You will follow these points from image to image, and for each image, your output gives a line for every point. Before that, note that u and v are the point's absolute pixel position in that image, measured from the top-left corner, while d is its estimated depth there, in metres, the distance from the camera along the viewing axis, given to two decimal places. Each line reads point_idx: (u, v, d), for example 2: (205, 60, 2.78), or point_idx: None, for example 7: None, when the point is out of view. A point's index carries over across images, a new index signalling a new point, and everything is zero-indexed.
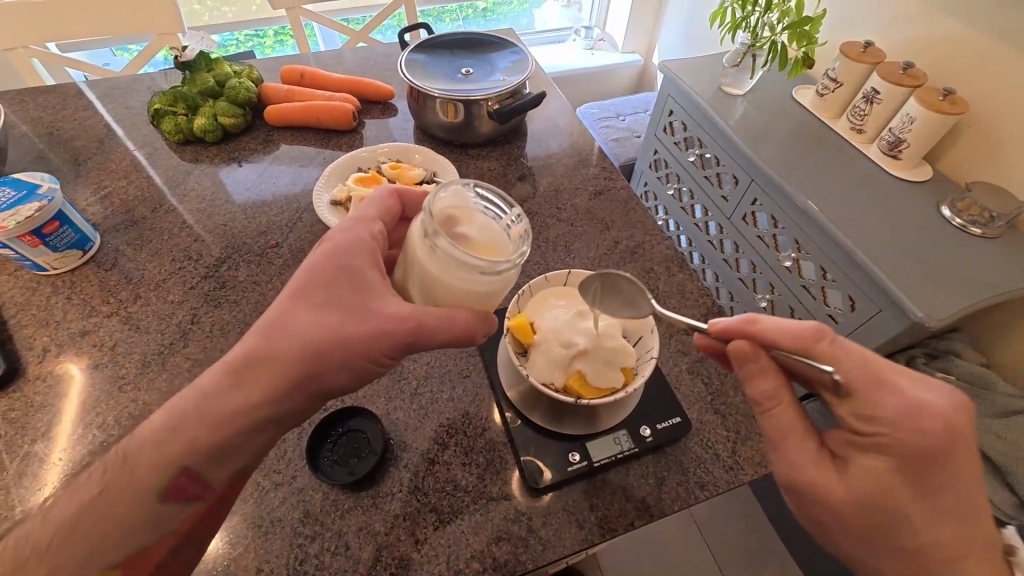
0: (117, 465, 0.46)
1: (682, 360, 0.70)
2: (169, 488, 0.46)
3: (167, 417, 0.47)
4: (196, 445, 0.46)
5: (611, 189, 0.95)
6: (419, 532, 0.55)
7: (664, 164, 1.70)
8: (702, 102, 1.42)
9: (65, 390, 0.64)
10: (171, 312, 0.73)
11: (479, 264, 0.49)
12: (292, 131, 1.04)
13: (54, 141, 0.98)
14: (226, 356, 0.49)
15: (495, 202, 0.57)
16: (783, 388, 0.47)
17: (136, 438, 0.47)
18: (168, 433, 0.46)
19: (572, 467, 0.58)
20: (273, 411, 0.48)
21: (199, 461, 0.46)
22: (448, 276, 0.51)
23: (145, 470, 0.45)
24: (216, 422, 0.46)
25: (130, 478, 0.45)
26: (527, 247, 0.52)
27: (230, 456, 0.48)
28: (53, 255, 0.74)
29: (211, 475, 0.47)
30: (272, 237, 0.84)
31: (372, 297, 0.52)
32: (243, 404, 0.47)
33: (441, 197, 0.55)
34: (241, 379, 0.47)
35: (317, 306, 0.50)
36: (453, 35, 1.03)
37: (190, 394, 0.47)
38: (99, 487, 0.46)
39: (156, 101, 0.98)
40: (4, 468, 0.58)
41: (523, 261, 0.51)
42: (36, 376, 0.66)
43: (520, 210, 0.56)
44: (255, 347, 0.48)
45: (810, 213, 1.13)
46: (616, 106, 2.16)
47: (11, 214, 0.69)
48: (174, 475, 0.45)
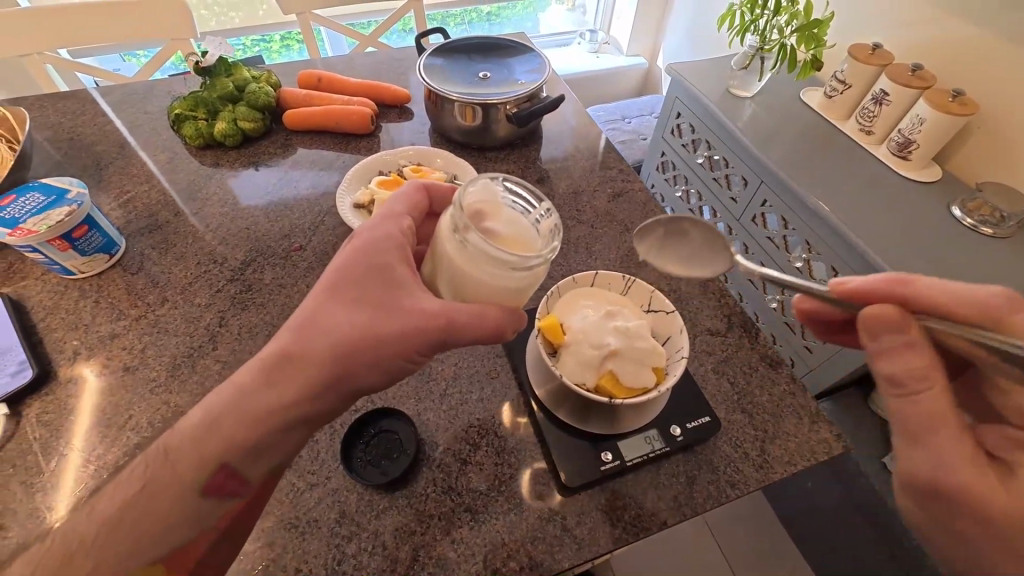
0: (158, 460, 0.47)
1: (707, 359, 0.71)
2: (209, 484, 0.46)
3: (203, 416, 0.48)
4: (233, 441, 0.46)
5: (629, 191, 0.96)
6: (455, 531, 0.55)
7: (671, 166, 1.71)
8: (711, 104, 1.43)
9: (77, 396, 0.65)
10: (199, 315, 0.73)
11: (509, 259, 0.48)
12: (310, 134, 1.05)
13: (75, 146, 0.99)
14: (260, 354, 0.49)
15: (524, 196, 0.56)
16: (933, 367, 0.45)
17: (175, 435, 0.47)
18: (206, 430, 0.47)
19: (604, 467, 0.59)
20: (310, 409, 0.49)
21: (237, 458, 0.47)
22: (478, 272, 0.50)
23: (187, 465, 0.46)
24: (252, 419, 0.47)
25: (171, 474, 0.46)
26: (558, 242, 0.51)
27: (268, 452, 0.48)
28: (81, 258, 0.75)
29: (250, 471, 0.48)
30: (296, 240, 0.84)
31: (402, 292, 0.50)
32: (277, 404, 0.47)
33: (471, 191, 0.53)
34: (275, 377, 0.47)
35: (348, 303, 0.49)
36: (469, 40, 1.04)
37: (226, 391, 0.48)
38: (140, 482, 0.46)
39: (176, 106, 0.98)
40: (39, 469, 0.59)
41: (553, 256, 0.50)
42: (68, 378, 0.66)
43: (550, 204, 0.54)
44: (287, 345, 0.48)
45: (822, 212, 1.14)
46: (622, 109, 2.17)
47: (42, 218, 0.69)
48: (212, 471, 0.46)
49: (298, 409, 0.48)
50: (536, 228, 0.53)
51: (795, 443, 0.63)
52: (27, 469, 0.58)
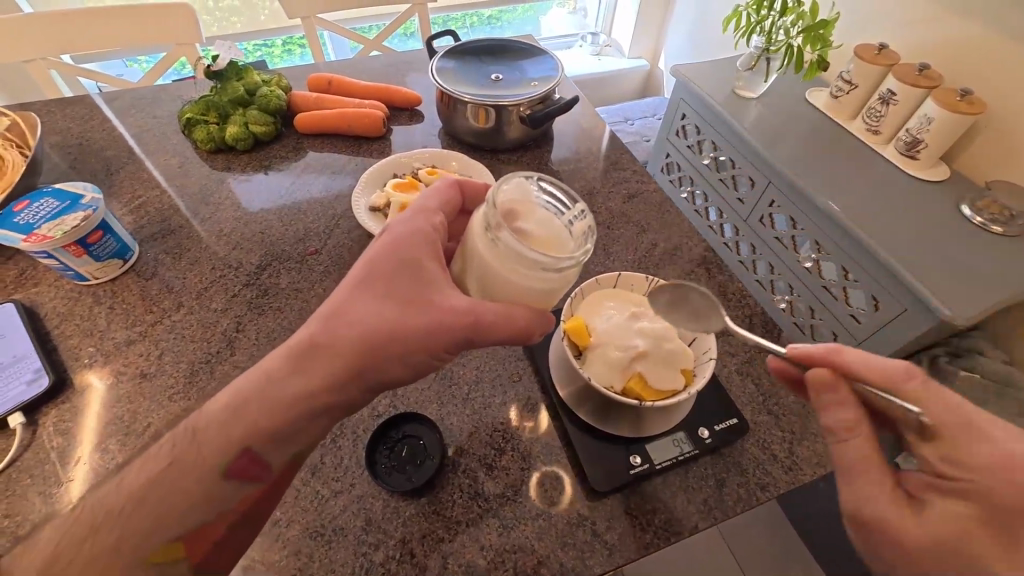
0: (186, 439, 0.47)
1: (731, 360, 0.70)
2: (231, 467, 0.45)
3: (233, 396, 0.48)
4: (253, 429, 0.46)
5: (644, 192, 0.96)
6: (482, 537, 0.54)
7: (677, 167, 1.71)
8: (716, 104, 1.43)
9: (87, 401, 0.64)
10: (215, 320, 0.72)
11: (541, 260, 0.46)
12: (321, 138, 1.04)
13: (85, 151, 0.98)
14: (289, 342, 0.48)
15: (559, 197, 0.54)
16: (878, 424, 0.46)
17: (203, 417, 0.47)
18: (232, 414, 0.46)
19: (634, 470, 0.58)
20: (334, 401, 0.48)
21: (260, 441, 0.46)
22: (508, 271, 0.49)
23: (213, 445, 0.46)
24: (274, 406, 0.46)
25: (196, 453, 0.46)
26: (592, 244, 0.49)
27: (291, 441, 0.48)
28: (95, 264, 0.74)
29: (271, 456, 0.47)
30: (311, 244, 0.84)
31: (431, 289, 0.49)
32: (307, 387, 0.46)
33: (506, 188, 0.52)
34: (303, 364, 0.47)
35: (377, 297, 0.48)
36: (479, 42, 1.04)
37: (255, 375, 0.48)
38: (168, 459, 0.46)
39: (187, 110, 0.98)
40: (57, 479, 0.57)
41: (586, 258, 0.48)
42: (82, 386, 0.65)
43: (585, 206, 0.53)
44: (316, 333, 0.47)
45: (831, 212, 1.13)
46: (625, 111, 2.18)
47: (57, 224, 0.69)
48: (236, 454, 0.45)
49: (321, 398, 0.47)
50: (569, 230, 0.52)
51: (822, 444, 0.62)
52: (46, 479, 0.57)
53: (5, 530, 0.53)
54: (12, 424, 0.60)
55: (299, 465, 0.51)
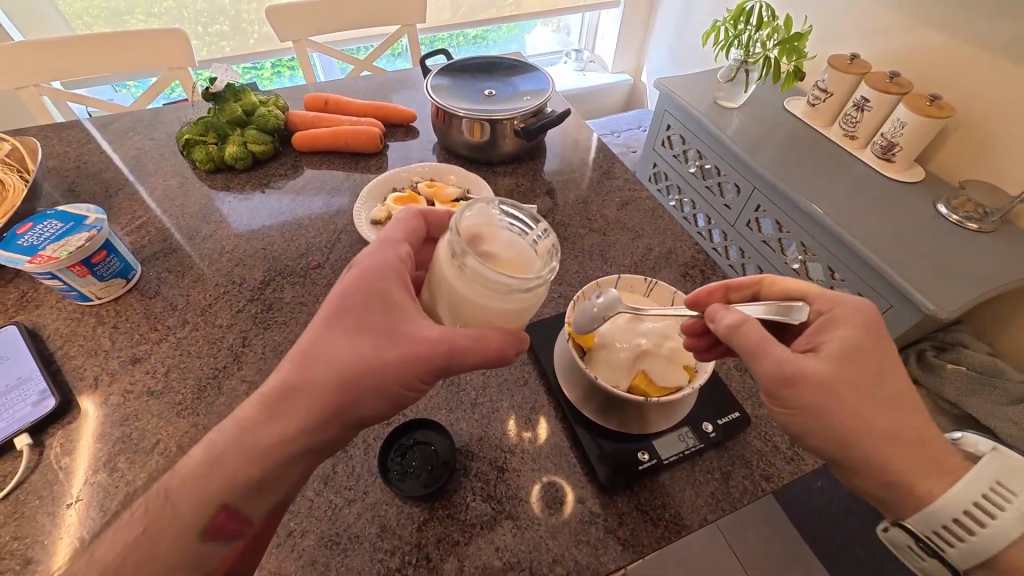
0: (161, 500, 0.45)
1: (730, 357, 0.72)
2: (208, 525, 0.45)
3: (206, 451, 0.46)
4: (234, 482, 0.45)
5: (637, 199, 0.99)
6: (498, 539, 0.55)
7: (663, 176, 1.77)
8: (699, 115, 1.48)
9: (78, 427, 0.63)
10: (221, 336, 0.73)
11: (508, 284, 0.47)
12: (319, 155, 1.06)
13: (84, 174, 0.99)
14: (260, 388, 0.48)
15: (521, 218, 0.55)
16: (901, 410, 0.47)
17: (177, 475, 0.46)
18: (211, 464, 0.45)
19: (642, 466, 0.59)
20: (317, 438, 0.47)
21: (240, 495, 0.45)
22: (478, 297, 0.49)
23: (186, 509, 0.44)
24: (259, 453, 0.45)
25: (172, 511, 0.45)
26: (557, 263, 0.50)
27: (274, 486, 0.47)
28: (99, 284, 0.74)
29: (251, 510, 0.46)
30: (313, 259, 0.85)
31: (404, 321, 0.50)
32: (287, 434, 0.46)
33: (468, 215, 0.53)
34: (279, 410, 0.46)
35: (352, 333, 0.48)
36: (472, 61, 1.07)
37: (228, 426, 0.47)
38: (143, 524, 0.45)
39: (186, 131, 0.99)
40: (57, 507, 0.56)
41: (553, 276, 0.49)
42: (74, 418, 0.64)
43: (547, 224, 0.54)
44: (289, 377, 0.47)
45: (816, 215, 1.17)
46: (611, 123, 2.25)
47: (61, 245, 0.69)
48: (213, 511, 0.44)
49: (303, 439, 0.46)
50: (533, 249, 0.53)
51: None
52: (55, 499, 0.57)
53: (14, 553, 0.53)
54: (19, 445, 0.60)
55: (283, 511, 0.51)
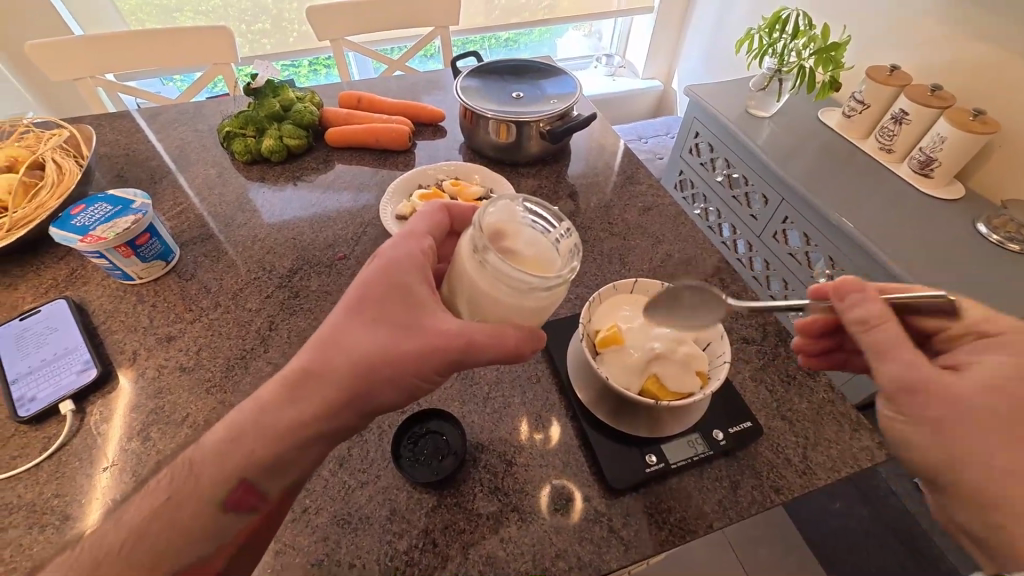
0: (184, 472, 0.48)
1: (744, 367, 0.72)
2: (228, 500, 0.47)
3: (227, 429, 0.48)
4: (250, 460, 0.47)
5: (659, 205, 0.99)
6: (503, 531, 0.56)
7: (690, 184, 1.76)
8: (729, 124, 1.47)
9: (112, 399, 0.67)
10: (250, 319, 0.77)
11: (528, 282, 0.48)
12: (350, 151, 1.10)
13: (132, 161, 1.05)
14: (282, 372, 0.50)
15: (544, 215, 0.57)
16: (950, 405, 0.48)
17: (201, 449, 0.48)
18: (231, 442, 0.48)
19: (650, 469, 0.59)
20: (331, 425, 0.49)
21: (256, 474, 0.47)
22: (498, 293, 0.51)
23: (209, 481, 0.47)
24: (274, 436, 0.47)
25: (194, 484, 0.47)
26: (578, 262, 0.51)
27: (289, 468, 0.49)
28: (141, 264, 0.79)
29: (268, 487, 0.48)
30: (340, 250, 0.88)
31: (423, 313, 0.51)
32: (298, 420, 0.48)
33: (491, 211, 0.55)
34: (298, 394, 0.48)
35: (370, 323, 0.50)
36: (502, 63, 1.09)
37: (249, 406, 0.49)
38: (166, 493, 0.47)
39: (227, 124, 1.04)
40: (94, 468, 0.60)
41: (573, 276, 0.50)
42: (112, 387, 0.68)
43: (571, 224, 0.55)
44: (310, 362, 0.49)
45: (846, 229, 1.15)
46: (639, 129, 2.25)
47: (110, 226, 0.74)
48: (233, 486, 0.46)
49: (317, 423, 0.48)
50: (556, 247, 0.54)
51: (837, 450, 0.63)
52: (92, 462, 0.61)
53: (54, 508, 0.57)
54: (63, 411, 0.64)
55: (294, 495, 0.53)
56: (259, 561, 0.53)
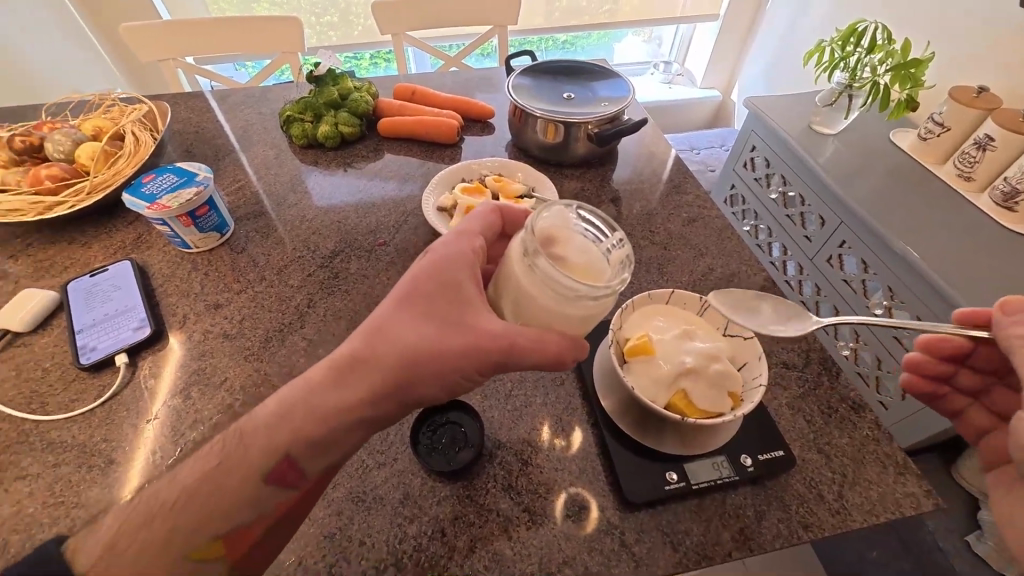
0: (234, 441, 0.49)
1: (781, 393, 0.68)
2: (272, 472, 0.48)
3: (277, 406, 0.50)
4: (299, 436, 0.48)
5: (705, 217, 0.95)
6: (512, 530, 0.56)
7: (741, 200, 1.69)
8: (789, 139, 1.40)
9: (160, 357, 0.71)
10: (291, 295, 0.80)
11: (576, 290, 0.48)
12: (400, 141, 1.13)
13: (200, 138, 1.12)
14: (331, 356, 0.52)
15: (597, 225, 0.56)
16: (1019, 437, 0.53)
17: (253, 421, 0.49)
18: (280, 418, 0.49)
19: (669, 487, 0.57)
20: (375, 415, 0.50)
21: (300, 450, 0.48)
22: (544, 298, 0.50)
23: (256, 454, 0.48)
24: (321, 416, 0.48)
25: (243, 454, 0.48)
26: (628, 275, 0.50)
27: (329, 448, 0.50)
28: (199, 235, 0.84)
29: (309, 466, 0.49)
30: (381, 236, 0.90)
31: (469, 311, 0.52)
32: (344, 403, 0.49)
33: (546, 215, 0.54)
34: (345, 378, 0.50)
35: (417, 317, 0.51)
36: (555, 63, 1.09)
37: (299, 384, 0.50)
38: (217, 459, 0.48)
39: (287, 109, 1.09)
40: (142, 417, 0.65)
41: (622, 288, 0.49)
42: (163, 346, 0.73)
43: (623, 235, 0.55)
44: (358, 349, 0.50)
45: (911, 258, 1.06)
46: (692, 140, 2.19)
47: (174, 196, 0.79)
48: (276, 460, 0.47)
49: (362, 409, 0.49)
50: (606, 257, 0.54)
51: (876, 492, 0.59)
52: (139, 413, 0.65)
53: (102, 452, 0.62)
54: (117, 363, 0.69)
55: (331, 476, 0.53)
56: (291, 537, 0.54)
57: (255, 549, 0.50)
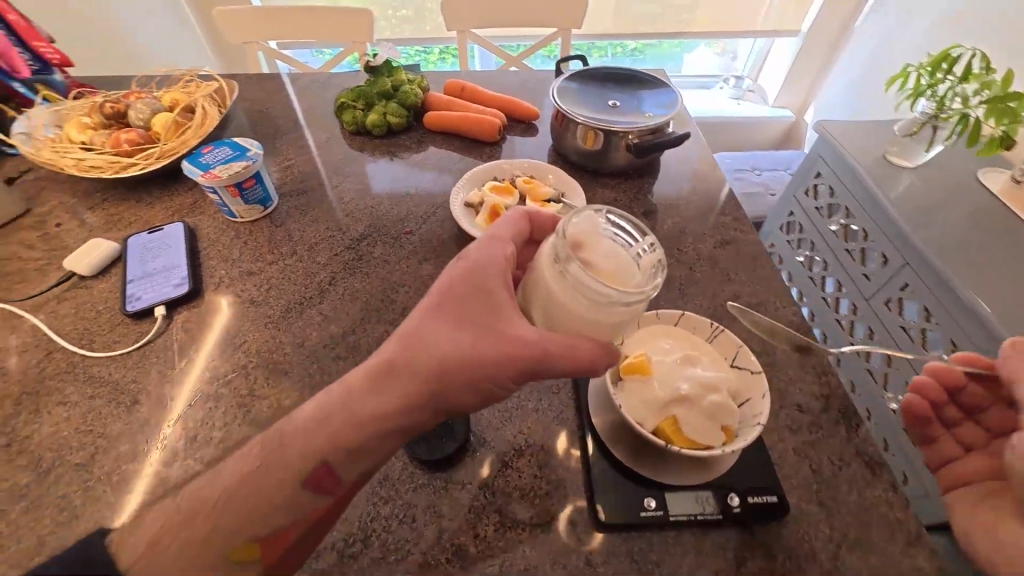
0: (274, 444, 0.48)
1: (789, 436, 0.63)
2: (310, 476, 0.47)
3: (315, 410, 0.49)
4: (336, 442, 0.47)
5: (740, 241, 0.91)
6: (480, 528, 0.56)
7: (798, 228, 1.59)
8: (860, 169, 1.31)
9: (192, 314, 0.78)
10: (316, 271, 0.84)
11: (610, 295, 0.47)
12: (443, 135, 1.16)
13: (263, 116, 1.20)
14: (366, 361, 0.51)
15: (627, 229, 0.55)
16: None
17: (292, 423, 0.49)
18: (318, 423, 0.48)
19: (645, 513, 0.56)
20: (406, 422, 0.49)
21: (337, 457, 0.47)
22: (575, 303, 0.50)
23: (295, 458, 0.47)
24: (360, 423, 0.48)
25: (282, 456, 0.47)
26: (661, 279, 0.49)
27: (366, 456, 0.49)
28: (244, 206, 0.90)
29: (346, 473, 0.48)
30: (408, 225, 0.93)
31: (501, 316, 0.51)
32: (379, 410, 0.48)
33: (576, 221, 0.53)
34: (381, 385, 0.49)
35: (451, 322, 0.51)
36: (605, 69, 1.07)
37: (336, 390, 0.49)
38: (257, 462, 0.48)
39: (343, 96, 1.15)
40: (169, 365, 0.71)
41: (655, 292, 0.48)
42: (197, 305, 0.79)
43: (654, 239, 0.54)
44: (393, 355, 0.49)
45: (981, 311, 0.97)
46: (754, 160, 2.08)
47: (226, 167, 0.85)
48: (315, 465, 0.47)
49: (398, 417, 0.48)
50: (636, 262, 0.52)
51: (877, 559, 0.54)
52: (167, 362, 0.72)
53: (130, 393, 0.68)
54: (156, 314, 0.76)
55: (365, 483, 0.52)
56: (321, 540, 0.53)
57: (289, 551, 0.50)
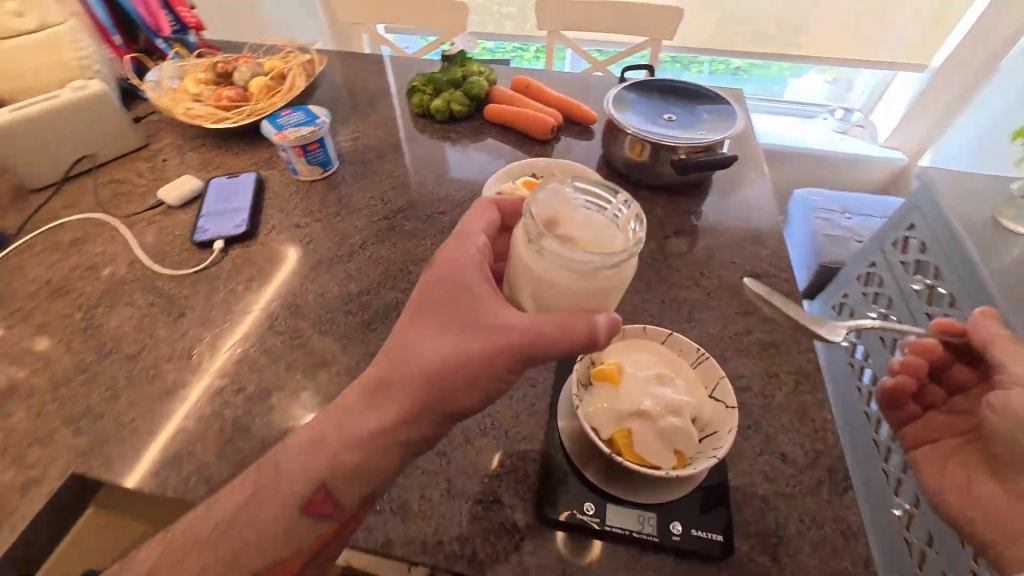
0: (269, 472, 0.52)
1: (761, 483, 0.60)
2: (310, 501, 0.51)
3: (309, 437, 0.53)
4: (336, 467, 0.51)
5: (773, 277, 0.86)
6: (427, 491, 0.60)
7: (876, 281, 1.43)
8: (959, 230, 1.15)
9: (242, 252, 0.89)
10: (353, 234, 0.92)
11: (591, 260, 0.48)
12: (500, 127, 1.20)
13: (346, 89, 1.32)
14: (358, 381, 0.55)
15: (596, 193, 0.57)
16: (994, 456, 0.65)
17: (286, 452, 0.53)
18: (315, 448, 0.52)
19: (580, 516, 0.56)
20: (405, 433, 0.52)
21: (337, 480, 0.51)
22: (557, 275, 0.51)
23: (297, 482, 0.51)
24: (355, 444, 0.51)
25: (277, 488, 0.51)
26: (640, 233, 0.50)
27: (365, 474, 0.52)
28: (306, 166, 1.01)
29: (344, 497, 0.52)
30: (443, 207, 0.99)
31: (486, 309, 0.53)
32: (382, 422, 0.51)
33: (541, 199, 0.55)
34: (377, 401, 0.52)
35: (435, 330, 0.53)
36: (668, 82, 1.05)
37: (330, 415, 0.53)
38: (252, 490, 0.51)
39: (416, 79, 1.22)
40: (214, 292, 0.82)
41: (636, 247, 0.50)
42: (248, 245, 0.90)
43: (626, 194, 0.55)
44: (384, 371, 0.53)
45: None
46: (844, 201, 1.90)
47: (296, 130, 0.96)
48: (315, 487, 0.50)
49: (399, 428, 0.52)
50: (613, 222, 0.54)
51: None
52: (213, 289, 0.83)
53: (180, 309, 0.80)
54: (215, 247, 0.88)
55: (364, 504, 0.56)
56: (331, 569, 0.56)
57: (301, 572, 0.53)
